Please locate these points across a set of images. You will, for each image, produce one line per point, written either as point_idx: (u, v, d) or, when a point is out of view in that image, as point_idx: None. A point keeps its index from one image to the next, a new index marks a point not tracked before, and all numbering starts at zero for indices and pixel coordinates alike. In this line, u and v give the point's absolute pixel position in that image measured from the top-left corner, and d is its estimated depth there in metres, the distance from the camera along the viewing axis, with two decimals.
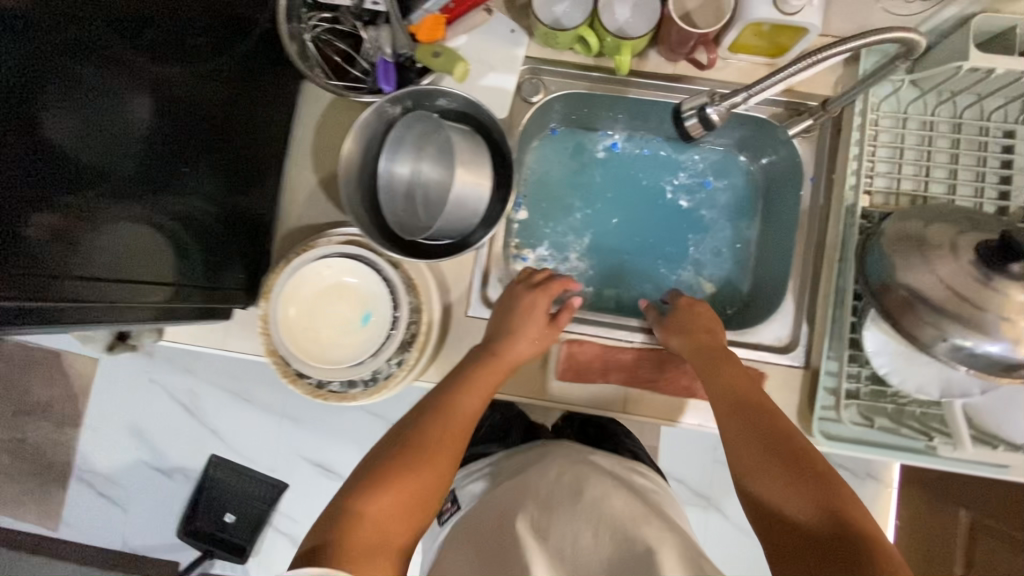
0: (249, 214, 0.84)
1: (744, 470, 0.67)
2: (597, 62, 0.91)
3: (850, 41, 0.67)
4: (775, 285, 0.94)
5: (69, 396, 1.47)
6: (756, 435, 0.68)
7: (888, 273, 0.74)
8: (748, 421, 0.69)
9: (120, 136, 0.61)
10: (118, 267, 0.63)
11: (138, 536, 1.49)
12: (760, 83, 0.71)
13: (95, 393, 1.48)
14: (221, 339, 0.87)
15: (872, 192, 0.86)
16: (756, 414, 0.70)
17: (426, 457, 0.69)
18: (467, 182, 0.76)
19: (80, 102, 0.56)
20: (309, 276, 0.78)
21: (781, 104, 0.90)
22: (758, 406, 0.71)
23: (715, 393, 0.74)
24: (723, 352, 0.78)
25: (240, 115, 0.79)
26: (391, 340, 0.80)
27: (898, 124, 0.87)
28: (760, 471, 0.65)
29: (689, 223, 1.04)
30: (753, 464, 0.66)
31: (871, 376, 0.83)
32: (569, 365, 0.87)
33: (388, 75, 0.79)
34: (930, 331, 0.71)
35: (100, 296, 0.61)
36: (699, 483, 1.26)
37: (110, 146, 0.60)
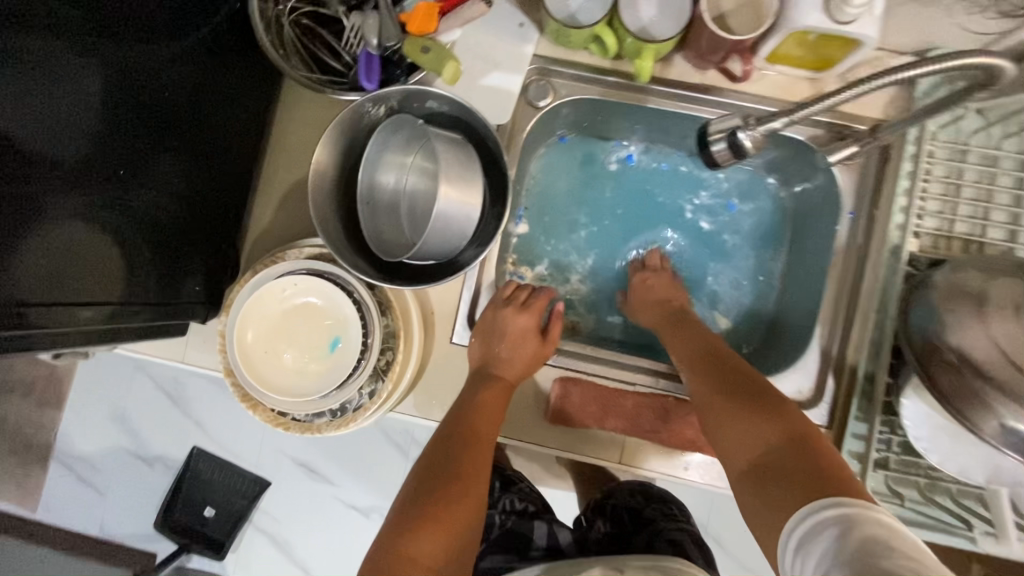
0: (218, 218, 0.76)
1: (715, 424, 0.65)
2: (614, 65, 0.80)
3: (924, 64, 0.57)
4: (801, 327, 0.84)
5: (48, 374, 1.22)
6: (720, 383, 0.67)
7: (937, 333, 0.64)
8: (712, 372, 0.69)
9: (76, 120, 0.54)
10: (63, 269, 0.56)
11: (118, 526, 1.26)
12: (808, 107, 0.62)
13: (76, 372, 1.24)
14: (179, 351, 0.80)
15: (921, 233, 0.75)
16: (723, 365, 0.70)
17: (471, 478, 0.66)
18: (455, 199, 0.65)
19: (24, 89, 0.49)
20: (272, 294, 0.69)
21: (824, 125, 0.79)
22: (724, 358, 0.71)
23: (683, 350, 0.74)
24: (684, 317, 0.80)
25: (219, 110, 0.72)
26: (361, 369, 0.70)
27: (955, 156, 0.75)
28: (725, 415, 0.65)
29: (706, 250, 0.94)
30: (719, 412, 0.65)
31: (902, 444, 0.73)
32: (562, 407, 0.78)
33: (369, 68, 0.70)
34: (981, 408, 0.61)
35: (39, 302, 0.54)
36: (720, 527, 1.11)
37: (62, 131, 0.53)
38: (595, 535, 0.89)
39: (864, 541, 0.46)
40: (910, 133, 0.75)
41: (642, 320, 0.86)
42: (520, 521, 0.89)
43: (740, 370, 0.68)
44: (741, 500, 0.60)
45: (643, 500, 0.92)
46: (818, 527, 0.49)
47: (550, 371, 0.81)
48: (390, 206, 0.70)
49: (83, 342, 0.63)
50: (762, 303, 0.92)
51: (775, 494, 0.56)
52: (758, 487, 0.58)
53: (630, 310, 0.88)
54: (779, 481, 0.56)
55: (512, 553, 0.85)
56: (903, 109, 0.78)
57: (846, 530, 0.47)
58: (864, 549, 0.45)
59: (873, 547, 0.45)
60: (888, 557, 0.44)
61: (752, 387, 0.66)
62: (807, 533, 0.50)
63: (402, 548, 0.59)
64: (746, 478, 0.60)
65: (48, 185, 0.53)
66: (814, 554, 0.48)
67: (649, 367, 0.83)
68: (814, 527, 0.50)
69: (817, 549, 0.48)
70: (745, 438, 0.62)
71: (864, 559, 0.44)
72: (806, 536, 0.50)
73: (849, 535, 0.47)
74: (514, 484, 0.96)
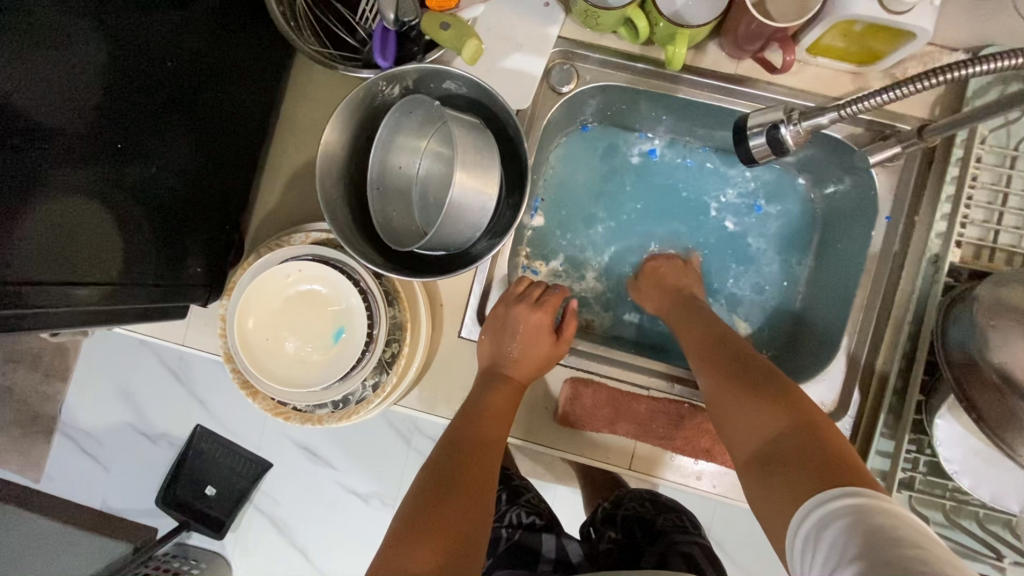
0: (224, 197, 0.73)
1: (722, 415, 0.64)
2: (644, 51, 0.76)
3: (979, 64, 0.51)
4: (825, 336, 0.80)
5: (57, 348, 1.21)
6: (729, 370, 0.66)
7: (975, 350, 0.60)
8: (723, 361, 0.67)
9: (82, 83, 0.52)
10: (67, 240, 0.54)
11: (119, 500, 1.24)
12: (858, 101, 0.56)
13: (83, 349, 1.23)
14: (179, 334, 0.78)
15: (962, 243, 0.70)
16: (733, 352, 0.68)
17: (476, 487, 0.64)
18: (472, 187, 0.61)
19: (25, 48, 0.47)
20: (276, 279, 0.67)
21: (865, 123, 0.74)
22: (734, 345, 0.69)
23: (694, 339, 0.73)
24: (693, 303, 0.78)
25: (228, 84, 0.68)
26: (365, 360, 0.68)
27: (1003, 162, 0.71)
28: (731, 402, 0.63)
29: (728, 249, 0.91)
30: (726, 402, 0.63)
31: (929, 464, 0.69)
32: (572, 409, 0.75)
33: (384, 45, 0.65)
34: (1020, 432, 0.57)
35: (38, 273, 0.52)
36: (724, 534, 1.09)
37: (67, 94, 0.51)
38: (605, 548, 0.92)
39: (878, 532, 0.43)
40: (959, 135, 0.70)
41: (647, 304, 0.85)
42: (530, 534, 0.91)
43: (746, 357, 0.66)
44: (749, 490, 0.58)
45: (652, 509, 0.94)
46: (828, 520, 0.46)
47: (561, 371, 0.78)
48: (401, 192, 0.67)
49: (80, 322, 0.60)
50: (784, 309, 0.89)
51: (782, 482, 0.53)
52: (764, 476, 0.56)
53: (639, 299, 0.86)
54: (787, 467, 0.54)
55: (524, 567, 0.87)
56: (950, 110, 0.73)
57: (857, 520, 0.44)
58: (877, 541, 0.42)
59: (888, 539, 0.42)
60: (904, 548, 0.41)
61: (759, 373, 0.64)
62: (815, 526, 0.47)
63: (405, 560, 0.55)
64: (753, 469, 0.58)
65: (51, 151, 0.51)
66: (823, 549, 0.45)
67: (665, 371, 0.79)
68: (823, 520, 0.47)
69: (826, 543, 0.45)
70: (752, 426, 0.60)
71: (877, 551, 0.42)
72: (814, 530, 0.47)
73: (861, 526, 0.44)
74: (521, 497, 0.98)
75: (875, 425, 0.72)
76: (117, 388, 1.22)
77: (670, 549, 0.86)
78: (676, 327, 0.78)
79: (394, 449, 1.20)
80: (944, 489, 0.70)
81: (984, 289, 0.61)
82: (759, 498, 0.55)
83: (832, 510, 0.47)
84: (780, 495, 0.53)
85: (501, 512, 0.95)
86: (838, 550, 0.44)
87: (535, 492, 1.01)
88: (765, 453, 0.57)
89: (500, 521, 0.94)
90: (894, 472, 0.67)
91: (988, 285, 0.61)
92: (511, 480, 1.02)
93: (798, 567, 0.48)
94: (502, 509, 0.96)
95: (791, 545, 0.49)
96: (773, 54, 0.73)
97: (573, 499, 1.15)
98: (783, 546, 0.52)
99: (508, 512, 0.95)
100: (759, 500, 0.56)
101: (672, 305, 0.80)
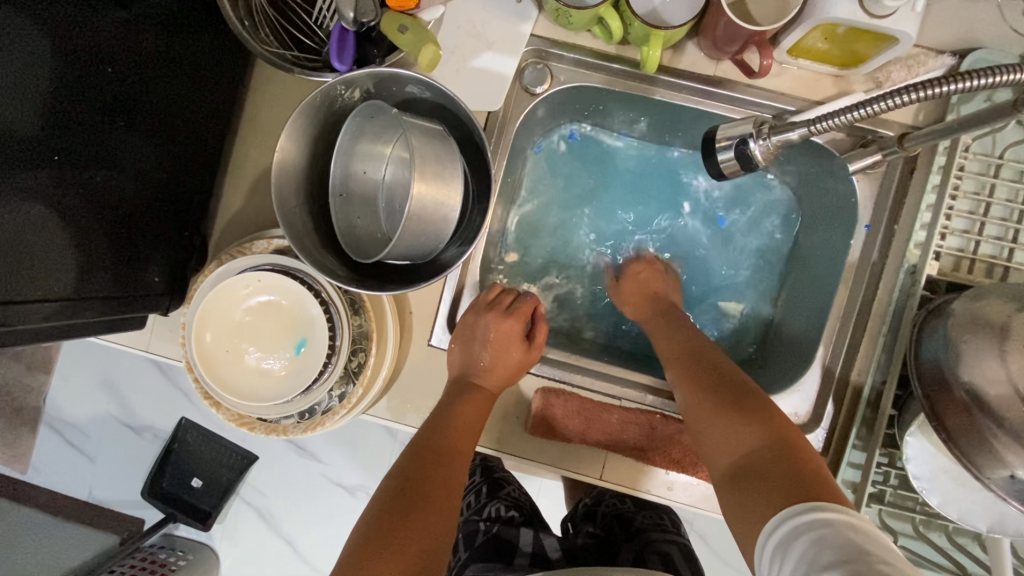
0: (186, 202, 0.71)
1: (697, 430, 0.62)
2: (619, 51, 0.73)
3: (959, 80, 0.49)
4: (804, 341, 0.78)
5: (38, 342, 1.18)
6: (702, 383, 0.64)
7: (947, 368, 0.58)
8: (698, 372, 0.66)
9: (26, 88, 0.50)
10: (13, 249, 0.52)
11: (107, 491, 1.23)
12: (832, 116, 0.53)
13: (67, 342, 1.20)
14: (145, 339, 0.76)
15: (942, 254, 0.69)
16: (708, 362, 0.66)
17: (442, 497, 0.63)
18: (434, 197, 0.58)
19: None
20: (234, 287, 0.65)
21: (847, 129, 0.72)
22: (708, 355, 0.68)
23: (670, 349, 0.72)
24: (668, 314, 0.77)
25: (186, 84, 0.65)
26: (329, 371, 0.67)
27: (987, 170, 0.69)
28: (707, 416, 0.61)
29: (710, 253, 0.89)
30: (700, 415, 0.62)
31: (900, 477, 0.69)
32: (543, 419, 0.74)
33: (342, 47, 0.62)
34: (989, 457, 0.56)
35: None
36: (706, 528, 1.10)
37: (10, 99, 0.49)
38: (582, 544, 0.90)
39: (847, 544, 0.42)
40: (942, 143, 0.68)
41: (626, 308, 0.84)
42: (507, 529, 0.89)
43: (721, 369, 0.65)
44: (722, 507, 0.56)
45: (634, 508, 0.95)
46: (800, 530, 0.46)
47: (532, 380, 0.77)
48: (365, 200, 0.64)
49: (36, 337, 0.58)
50: (763, 313, 0.88)
51: (753, 502, 0.52)
52: (737, 493, 0.54)
53: (613, 299, 0.85)
54: (759, 484, 0.53)
55: (499, 559, 0.83)
56: (933, 116, 0.71)
57: (828, 533, 0.44)
58: (845, 550, 0.42)
59: (858, 551, 0.41)
60: (873, 560, 0.40)
61: (735, 387, 0.62)
62: (789, 534, 0.46)
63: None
64: (726, 485, 0.57)
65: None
66: (792, 556, 0.44)
67: (639, 381, 0.78)
68: (797, 528, 0.46)
69: (797, 550, 0.44)
70: (726, 442, 0.58)
71: (848, 560, 0.41)
72: (788, 536, 0.46)
73: (830, 539, 0.43)
74: (501, 490, 0.99)
75: (848, 436, 0.71)
76: (102, 381, 1.20)
77: (646, 547, 0.85)
78: (654, 335, 0.76)
79: (379, 442, 1.20)
80: (914, 502, 0.69)
81: (960, 304, 0.60)
82: (730, 513, 0.54)
83: (804, 522, 0.46)
84: (748, 510, 0.52)
85: (481, 506, 0.95)
86: (807, 558, 0.43)
87: (517, 486, 1.03)
88: (738, 470, 0.56)
89: (479, 513, 0.93)
90: (863, 485, 0.66)
91: (965, 300, 0.60)
92: (494, 473, 1.03)
93: (766, 573, 0.47)
94: (482, 502, 0.96)
95: (760, 552, 0.49)
96: (751, 56, 0.70)
97: (555, 494, 1.16)
98: (749, 553, 0.51)
99: (488, 505, 0.94)
100: (731, 515, 0.55)
101: (650, 316, 0.79)
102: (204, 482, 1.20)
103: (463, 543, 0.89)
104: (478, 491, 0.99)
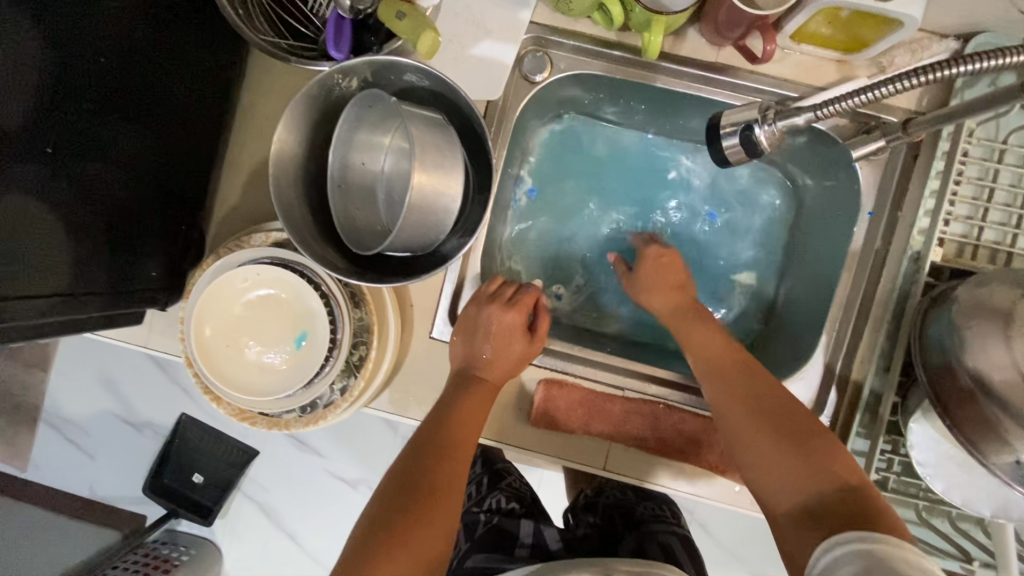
0: (181, 196, 0.70)
1: (745, 453, 0.62)
2: (620, 37, 0.72)
3: (968, 62, 0.48)
4: (806, 329, 0.78)
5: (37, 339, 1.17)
6: (749, 404, 0.63)
7: (953, 353, 0.58)
8: (741, 391, 0.65)
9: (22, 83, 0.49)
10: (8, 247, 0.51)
11: (109, 488, 1.22)
12: (844, 99, 0.53)
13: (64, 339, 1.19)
14: (144, 334, 0.75)
15: (946, 241, 0.68)
16: (749, 380, 0.65)
17: (446, 493, 0.62)
18: (433, 187, 0.57)
19: None
20: (233, 281, 0.64)
21: (850, 115, 0.71)
22: (748, 370, 0.67)
23: (700, 353, 0.70)
24: (686, 307, 0.76)
25: (179, 77, 0.64)
26: (330, 365, 0.66)
27: (991, 155, 0.68)
28: (751, 435, 0.62)
29: (711, 240, 0.89)
30: (747, 436, 0.62)
31: (903, 463, 0.69)
32: (545, 413, 0.74)
33: (338, 36, 0.61)
34: (993, 443, 0.56)
35: None
36: (709, 517, 1.11)
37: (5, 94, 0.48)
38: (582, 535, 0.90)
39: (882, 574, 0.43)
40: (946, 128, 0.67)
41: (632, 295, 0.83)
42: (508, 520, 0.89)
43: (766, 389, 0.64)
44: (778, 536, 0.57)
45: (635, 499, 0.94)
46: (849, 558, 0.46)
47: (534, 372, 0.76)
48: (365, 191, 0.63)
49: (33, 334, 0.58)
50: (764, 301, 0.88)
51: (818, 535, 0.53)
52: (798, 524, 0.55)
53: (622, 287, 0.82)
54: (830, 522, 0.53)
55: (500, 549, 0.84)
56: (938, 101, 0.70)
57: (877, 563, 0.44)
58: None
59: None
60: None
61: (776, 402, 0.63)
62: (838, 560, 0.47)
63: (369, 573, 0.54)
64: (782, 513, 0.57)
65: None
66: None
67: (642, 371, 0.78)
68: (845, 556, 0.47)
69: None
70: (784, 472, 0.58)
71: None
72: (835, 562, 0.47)
73: (878, 569, 0.44)
74: (502, 481, 0.98)
75: (851, 423, 0.70)
76: (102, 378, 1.19)
77: (647, 538, 0.85)
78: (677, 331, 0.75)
79: (381, 436, 1.19)
80: (919, 488, 0.69)
81: (964, 290, 0.60)
82: (787, 545, 0.55)
83: (857, 551, 0.46)
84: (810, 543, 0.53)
85: (482, 497, 0.95)
86: None
87: (518, 477, 1.02)
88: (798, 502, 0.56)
89: (479, 505, 0.93)
90: (867, 473, 0.66)
91: (969, 286, 0.59)
92: (494, 463, 1.02)
93: None
94: (483, 493, 0.96)
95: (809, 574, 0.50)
96: (754, 41, 0.70)
97: (558, 484, 1.16)
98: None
99: (488, 496, 0.94)
100: (787, 544, 0.56)
101: (668, 307, 0.77)
102: (206, 477, 1.20)
103: (463, 535, 0.89)
104: (478, 482, 0.99)
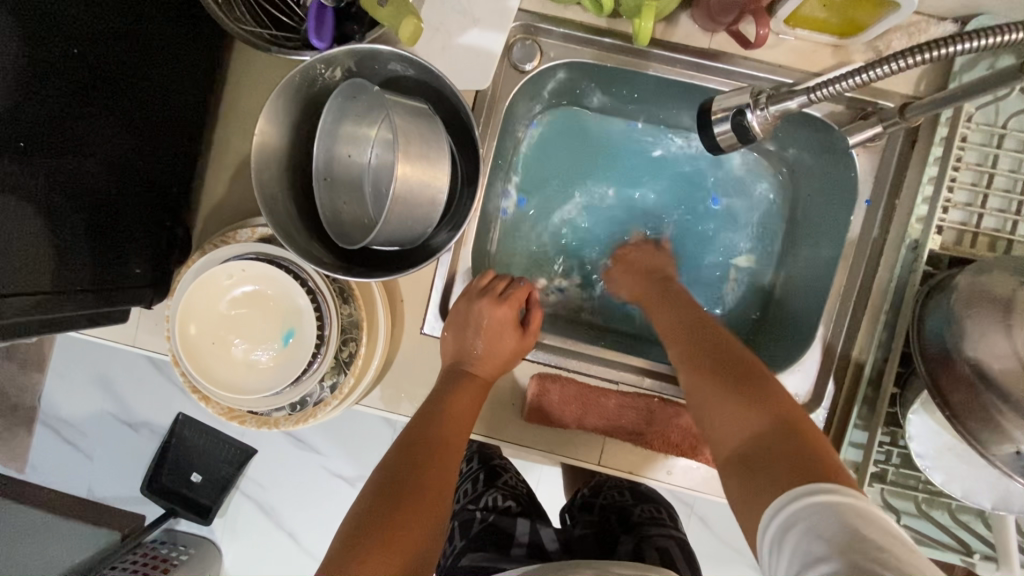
0: (165, 191, 0.68)
1: (701, 410, 0.60)
2: (611, 24, 0.70)
3: (964, 41, 0.47)
4: (803, 320, 0.77)
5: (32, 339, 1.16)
6: (704, 362, 0.62)
7: (952, 342, 0.57)
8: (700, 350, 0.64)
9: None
10: None
11: (107, 487, 1.21)
12: (836, 82, 0.51)
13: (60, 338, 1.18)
14: (133, 333, 0.74)
15: (944, 229, 0.67)
16: (707, 340, 0.64)
17: (433, 492, 0.61)
18: (418, 178, 0.56)
19: None
20: (217, 277, 0.63)
21: (846, 101, 0.70)
22: (709, 332, 0.66)
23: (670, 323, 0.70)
24: (674, 289, 0.74)
25: (158, 70, 0.62)
26: (318, 362, 0.65)
27: (990, 140, 0.67)
28: (712, 393, 0.59)
29: (706, 231, 0.88)
30: (700, 393, 0.60)
31: (902, 455, 0.68)
32: (539, 407, 0.72)
33: (320, 24, 0.60)
34: (993, 433, 0.55)
35: None
36: (709, 511, 1.10)
37: None
38: (580, 534, 0.89)
39: (840, 537, 0.41)
40: (944, 113, 0.66)
41: (627, 286, 0.82)
42: (504, 518, 0.88)
43: (723, 347, 0.63)
44: (728, 492, 0.54)
45: (631, 500, 0.93)
46: (793, 519, 0.45)
47: (527, 367, 0.75)
48: (351, 184, 0.62)
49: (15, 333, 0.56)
50: (762, 292, 0.86)
51: (761, 483, 0.50)
52: (743, 477, 0.52)
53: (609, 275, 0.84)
54: (766, 468, 0.50)
55: (495, 549, 0.82)
56: (936, 86, 0.68)
57: (822, 521, 0.43)
58: (841, 538, 0.41)
59: (857, 539, 0.41)
60: (869, 549, 0.40)
61: (738, 364, 0.60)
62: (783, 525, 0.45)
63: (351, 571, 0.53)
64: (730, 466, 0.54)
65: None
66: (787, 552, 0.43)
67: (636, 365, 0.77)
68: (789, 518, 0.45)
69: (791, 542, 0.43)
70: (731, 423, 0.56)
71: (849, 553, 0.40)
72: (780, 528, 0.45)
73: (824, 527, 0.42)
74: (499, 479, 0.98)
75: (850, 415, 0.69)
76: (98, 378, 1.19)
77: (644, 540, 0.84)
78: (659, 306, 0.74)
79: (378, 432, 1.19)
80: (918, 481, 0.68)
81: (963, 278, 0.58)
82: (733, 497, 0.52)
83: (800, 509, 0.45)
84: (755, 494, 0.50)
85: (478, 494, 0.94)
86: (802, 550, 0.42)
87: (515, 474, 1.02)
88: (744, 451, 0.54)
89: (476, 502, 0.92)
90: (866, 465, 0.65)
91: (968, 274, 0.58)
92: (491, 461, 1.02)
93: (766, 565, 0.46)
94: (479, 491, 0.95)
95: (760, 538, 0.47)
96: (748, 26, 0.68)
97: (556, 479, 1.15)
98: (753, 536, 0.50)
99: (484, 494, 0.94)
100: (736, 497, 0.52)
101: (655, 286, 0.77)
102: (203, 476, 1.19)
103: (458, 532, 0.88)
104: (475, 479, 0.98)
